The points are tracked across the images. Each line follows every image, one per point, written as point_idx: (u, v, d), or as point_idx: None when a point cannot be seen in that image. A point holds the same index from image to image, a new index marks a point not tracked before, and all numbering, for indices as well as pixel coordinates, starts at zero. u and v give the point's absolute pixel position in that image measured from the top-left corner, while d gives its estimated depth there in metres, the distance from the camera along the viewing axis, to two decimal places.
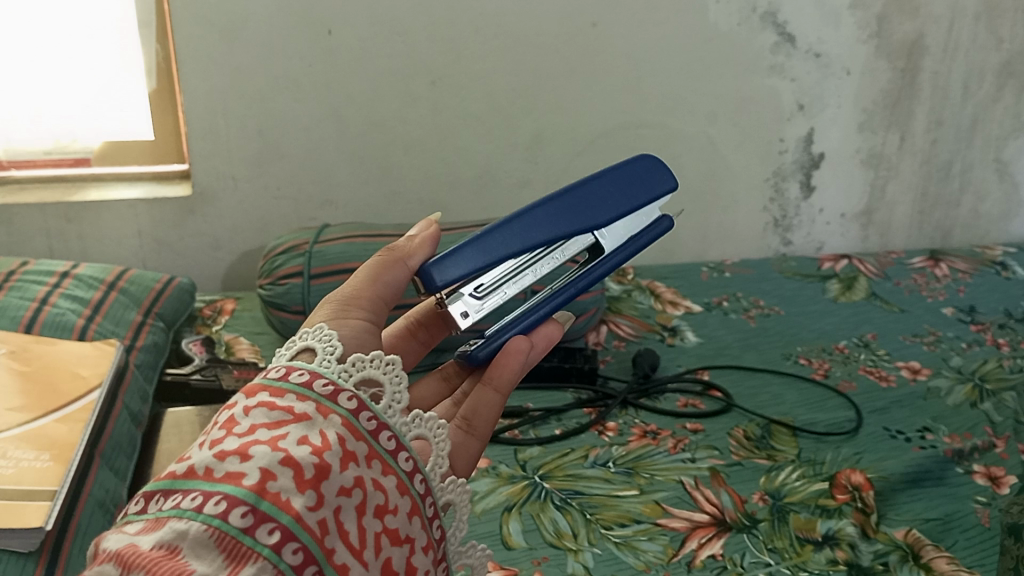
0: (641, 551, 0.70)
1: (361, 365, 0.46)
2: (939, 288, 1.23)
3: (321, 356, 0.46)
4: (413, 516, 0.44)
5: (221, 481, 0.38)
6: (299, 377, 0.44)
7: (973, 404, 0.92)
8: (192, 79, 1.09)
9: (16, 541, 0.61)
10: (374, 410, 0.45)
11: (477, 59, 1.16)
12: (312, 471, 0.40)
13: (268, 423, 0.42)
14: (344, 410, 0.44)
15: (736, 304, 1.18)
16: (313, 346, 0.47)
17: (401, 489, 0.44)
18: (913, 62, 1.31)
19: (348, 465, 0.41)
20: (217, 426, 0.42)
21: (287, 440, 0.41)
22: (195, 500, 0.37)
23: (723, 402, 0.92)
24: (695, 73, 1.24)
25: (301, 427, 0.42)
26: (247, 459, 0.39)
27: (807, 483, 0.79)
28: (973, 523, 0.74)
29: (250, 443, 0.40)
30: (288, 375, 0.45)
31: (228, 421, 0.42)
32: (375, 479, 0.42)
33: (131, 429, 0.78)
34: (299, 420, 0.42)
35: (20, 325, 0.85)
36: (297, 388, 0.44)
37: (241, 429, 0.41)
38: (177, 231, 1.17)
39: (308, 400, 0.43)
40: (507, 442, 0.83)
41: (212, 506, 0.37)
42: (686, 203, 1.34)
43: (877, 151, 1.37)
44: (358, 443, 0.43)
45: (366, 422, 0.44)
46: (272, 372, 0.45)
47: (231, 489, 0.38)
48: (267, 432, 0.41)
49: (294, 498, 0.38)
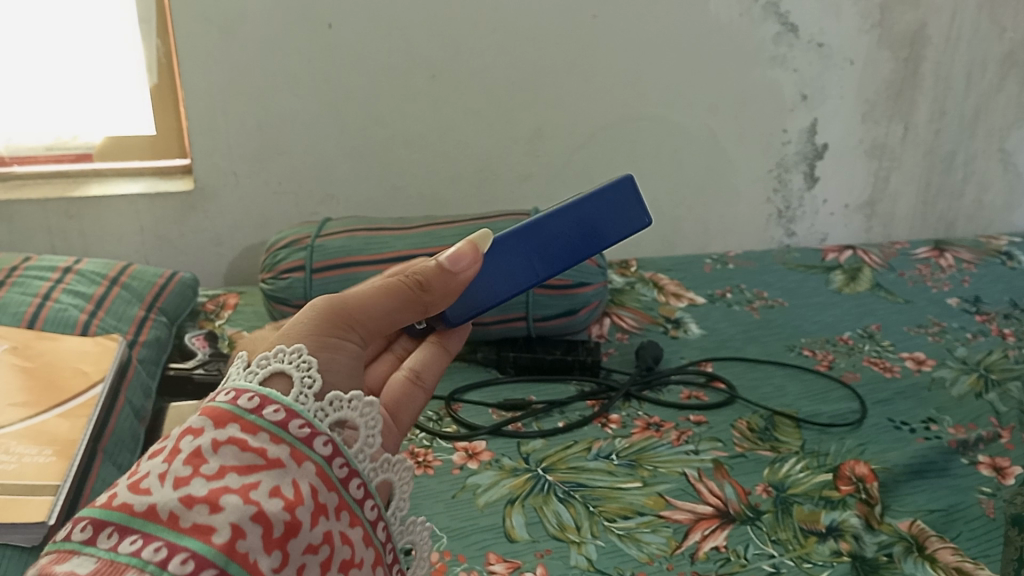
0: (644, 543, 0.70)
1: (337, 406, 0.45)
2: (944, 278, 1.22)
3: (298, 389, 0.45)
4: (375, 567, 0.42)
5: (187, 533, 0.35)
6: (274, 415, 0.41)
7: (977, 394, 0.92)
8: (191, 74, 1.08)
9: (18, 536, 0.61)
10: (347, 456, 0.43)
11: (477, 53, 1.15)
12: (281, 529, 0.37)
13: (239, 467, 0.38)
14: (317, 456, 0.41)
15: (739, 296, 1.18)
16: (291, 374, 0.45)
17: (365, 540, 0.42)
18: (915, 52, 1.30)
19: (318, 520, 0.39)
20: (179, 457, 0.38)
21: (258, 491, 0.37)
22: (159, 553, 0.34)
23: (726, 394, 0.92)
24: (697, 65, 1.23)
25: (274, 475, 0.39)
26: (215, 509, 0.36)
27: (810, 474, 0.79)
28: (977, 515, 0.73)
29: (220, 491, 0.37)
30: (261, 409, 0.41)
31: (193, 454, 0.38)
32: (342, 532, 0.40)
33: (134, 425, 0.79)
34: (271, 466, 0.39)
35: (21, 321, 0.85)
36: (271, 427, 0.41)
37: (208, 470, 0.38)
38: (179, 227, 1.17)
39: (281, 444, 0.40)
40: (510, 434, 0.83)
41: (177, 565, 0.33)
42: (689, 195, 1.33)
43: (880, 142, 1.36)
44: (329, 493, 0.41)
45: (338, 470, 0.42)
46: (242, 399, 0.42)
47: (198, 547, 0.34)
48: (237, 477, 0.38)
49: (261, 560, 0.35)
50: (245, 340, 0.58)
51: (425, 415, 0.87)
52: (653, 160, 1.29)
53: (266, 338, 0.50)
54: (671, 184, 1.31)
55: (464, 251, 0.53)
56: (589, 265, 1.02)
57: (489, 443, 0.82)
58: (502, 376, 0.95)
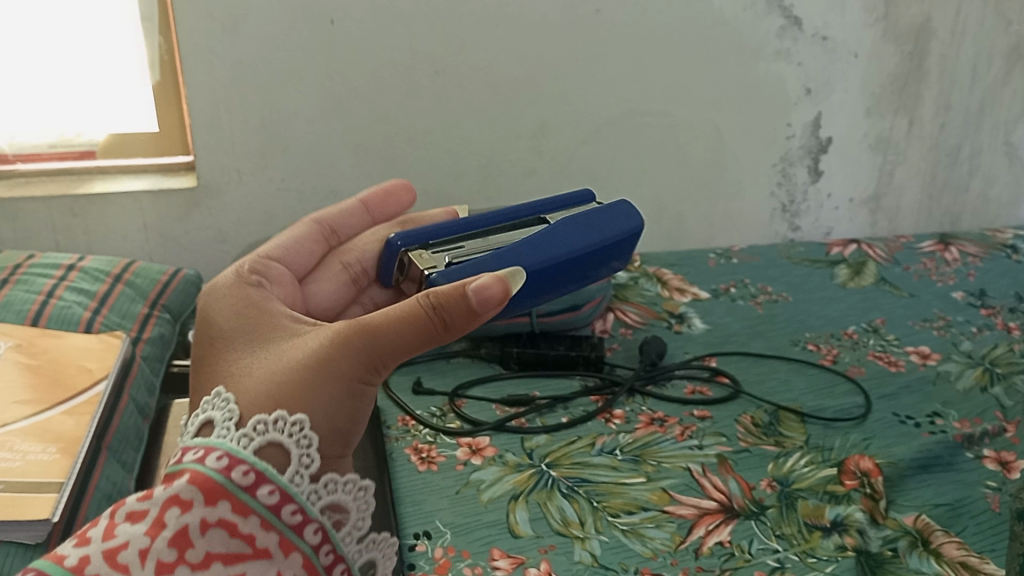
0: (648, 539, 0.70)
1: (331, 488, 0.48)
2: (949, 272, 1.22)
3: (295, 467, 0.46)
4: None
5: None
6: (268, 498, 0.44)
7: (982, 388, 0.92)
8: (193, 71, 1.08)
9: (22, 533, 0.61)
10: (332, 540, 0.46)
11: (479, 48, 1.15)
12: None
13: (227, 554, 0.41)
14: (305, 543, 0.44)
15: (743, 291, 1.18)
16: (288, 447, 0.46)
17: None
18: (920, 45, 1.29)
19: None
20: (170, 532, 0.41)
21: None
22: None
23: (730, 389, 0.92)
24: (701, 59, 1.23)
25: (259, 563, 0.42)
26: None
27: (815, 469, 0.78)
28: (982, 509, 0.73)
29: None
30: (256, 490, 0.43)
31: (184, 531, 0.41)
32: None
33: (138, 422, 0.79)
34: (257, 554, 0.42)
35: (26, 318, 0.85)
36: (264, 510, 0.43)
37: (196, 555, 0.41)
38: (182, 224, 1.17)
39: (271, 530, 0.43)
40: (514, 430, 0.83)
41: None
42: (693, 189, 1.33)
43: (885, 136, 1.36)
44: None
45: (320, 556, 0.45)
46: (236, 473, 0.43)
47: None
48: (224, 565, 0.41)
49: None
50: (225, 307, 0.54)
51: (428, 411, 0.87)
52: (657, 154, 1.28)
53: (276, 372, 0.49)
54: (675, 178, 1.31)
55: (493, 285, 0.47)
56: None
57: (493, 439, 0.82)
58: (506, 372, 0.95)
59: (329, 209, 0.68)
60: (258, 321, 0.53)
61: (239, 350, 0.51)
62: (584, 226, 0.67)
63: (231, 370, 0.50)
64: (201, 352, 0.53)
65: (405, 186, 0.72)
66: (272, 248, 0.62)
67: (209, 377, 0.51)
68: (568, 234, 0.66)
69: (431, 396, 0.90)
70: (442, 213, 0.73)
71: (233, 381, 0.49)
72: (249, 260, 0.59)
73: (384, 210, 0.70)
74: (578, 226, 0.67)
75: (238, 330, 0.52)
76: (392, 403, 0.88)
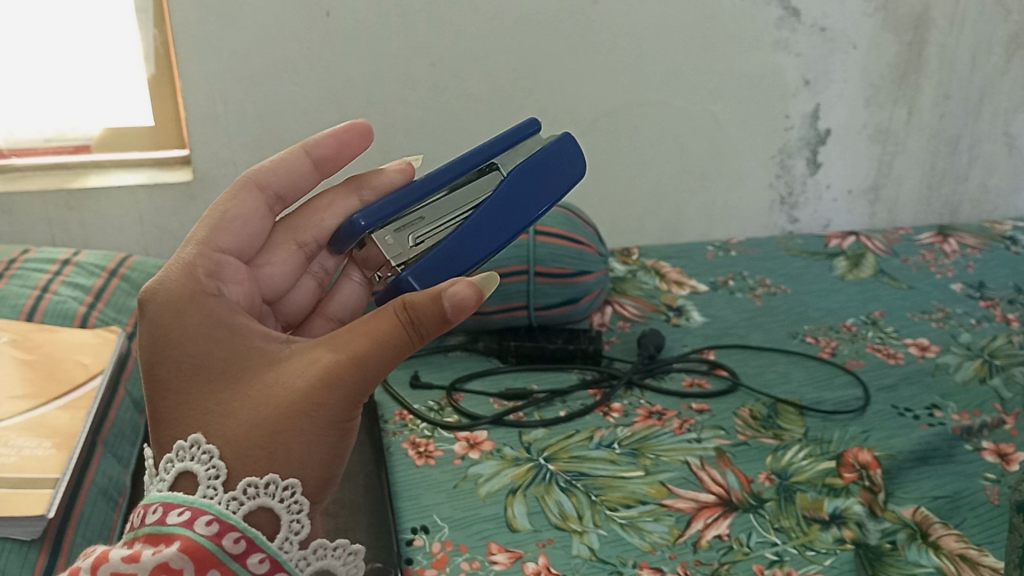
0: (646, 533, 0.69)
1: (321, 554, 0.49)
2: (948, 263, 1.22)
3: (284, 533, 0.47)
4: None
5: None
6: (258, 566, 0.45)
7: (981, 380, 0.92)
8: (189, 63, 1.07)
9: (17, 529, 0.61)
10: None
11: (477, 39, 1.14)
12: None
13: None
14: None
15: (742, 283, 1.17)
16: (276, 510, 0.46)
17: None
18: (919, 35, 1.29)
19: None
20: None
21: None
22: None
23: (728, 381, 0.91)
24: (699, 50, 1.22)
25: None
26: None
27: (813, 462, 0.78)
28: (981, 501, 0.73)
29: None
30: (246, 558, 0.45)
31: None
32: None
33: (135, 416, 0.79)
34: None
35: (21, 313, 0.85)
36: None
37: None
38: (178, 218, 1.16)
39: None
40: (512, 424, 0.83)
41: None
42: (690, 181, 1.32)
43: (884, 126, 1.35)
44: None
45: None
46: (227, 540, 0.45)
47: None
48: None
49: None
50: (182, 324, 0.49)
51: (426, 405, 0.86)
52: (656, 146, 1.28)
53: (258, 415, 0.47)
54: (673, 170, 1.30)
55: (470, 291, 0.47)
56: (590, 254, 1.02)
57: (491, 432, 0.82)
58: (503, 365, 0.95)
59: (269, 167, 0.61)
60: (223, 341, 0.49)
61: (207, 381, 0.48)
62: (537, 178, 0.59)
63: (204, 409, 0.48)
64: (167, 377, 0.49)
65: (361, 130, 0.63)
66: (217, 232, 0.57)
67: (180, 416, 0.48)
68: (524, 201, 0.58)
69: (428, 390, 0.89)
70: (398, 172, 0.64)
71: (211, 425, 0.47)
72: (200, 255, 0.55)
73: (336, 163, 0.63)
74: (534, 183, 0.59)
75: (202, 352, 0.49)
76: (390, 397, 0.87)
